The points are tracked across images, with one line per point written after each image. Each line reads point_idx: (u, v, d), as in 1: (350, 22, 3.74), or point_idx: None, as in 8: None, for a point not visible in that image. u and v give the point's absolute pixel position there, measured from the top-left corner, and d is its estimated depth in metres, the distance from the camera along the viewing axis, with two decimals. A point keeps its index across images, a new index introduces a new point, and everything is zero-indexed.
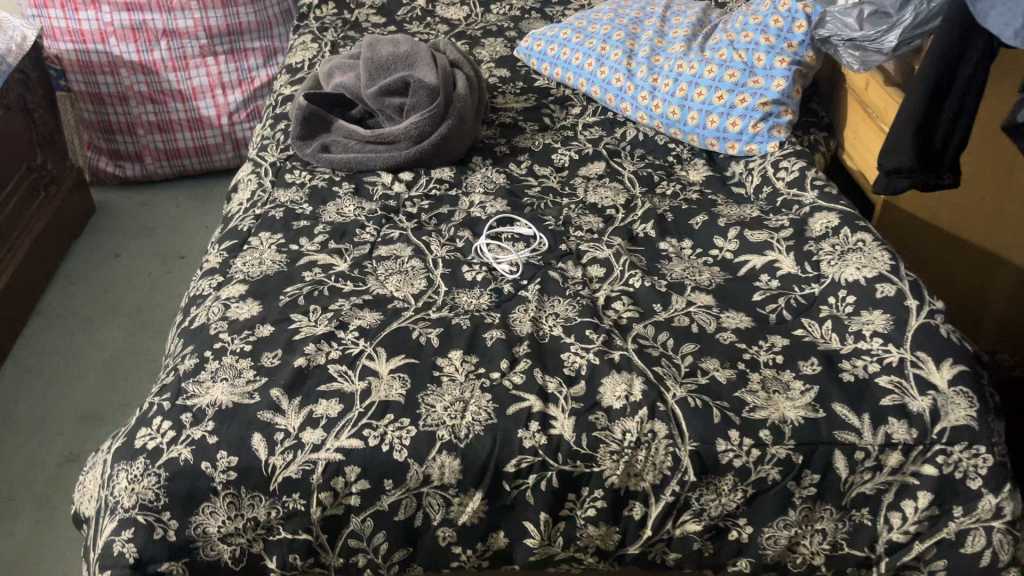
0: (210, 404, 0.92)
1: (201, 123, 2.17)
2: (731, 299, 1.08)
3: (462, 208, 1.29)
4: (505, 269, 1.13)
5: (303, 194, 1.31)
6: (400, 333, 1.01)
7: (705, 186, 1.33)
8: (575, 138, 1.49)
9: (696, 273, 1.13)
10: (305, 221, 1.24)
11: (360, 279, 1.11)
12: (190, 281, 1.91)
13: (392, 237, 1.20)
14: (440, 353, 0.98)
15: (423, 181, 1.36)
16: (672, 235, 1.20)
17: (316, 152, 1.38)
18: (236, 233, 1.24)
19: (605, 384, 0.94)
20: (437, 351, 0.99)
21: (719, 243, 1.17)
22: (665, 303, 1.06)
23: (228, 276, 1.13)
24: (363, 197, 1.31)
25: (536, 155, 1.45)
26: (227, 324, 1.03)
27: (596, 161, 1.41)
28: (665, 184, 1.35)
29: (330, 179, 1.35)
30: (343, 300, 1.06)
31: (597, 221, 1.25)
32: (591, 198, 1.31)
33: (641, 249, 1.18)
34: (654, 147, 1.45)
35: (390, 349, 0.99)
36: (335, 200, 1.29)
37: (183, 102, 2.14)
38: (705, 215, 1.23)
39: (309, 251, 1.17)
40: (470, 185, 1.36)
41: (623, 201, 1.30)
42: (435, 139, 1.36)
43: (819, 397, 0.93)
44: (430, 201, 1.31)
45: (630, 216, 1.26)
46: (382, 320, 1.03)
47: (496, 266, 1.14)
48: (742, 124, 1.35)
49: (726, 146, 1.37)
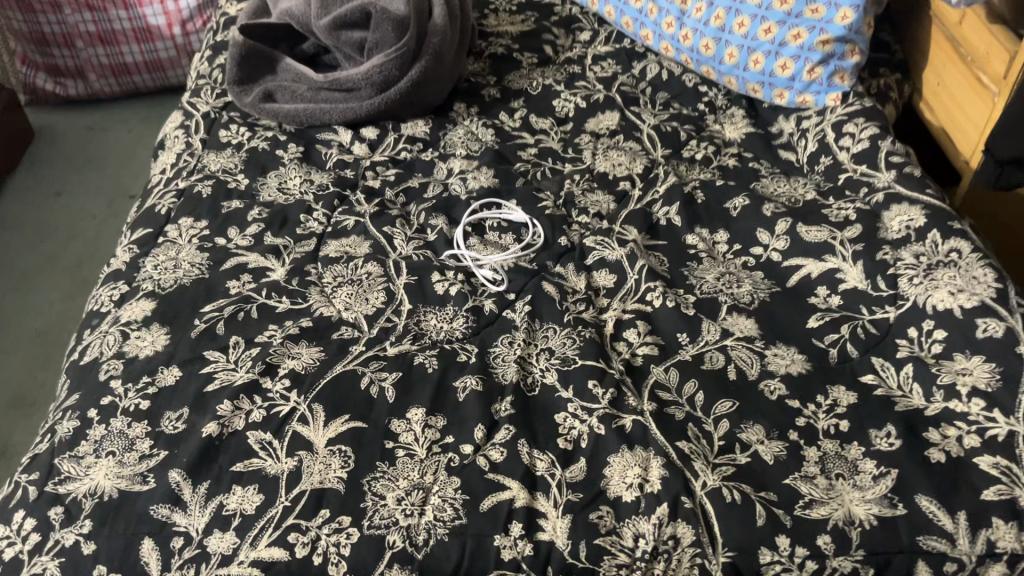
0: (89, 494, 0.70)
1: (150, 34, 1.88)
2: (778, 325, 0.83)
3: (438, 180, 1.03)
4: (485, 275, 0.89)
5: (239, 160, 1.05)
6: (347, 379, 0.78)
7: (744, 149, 1.06)
8: (583, 77, 1.20)
9: (732, 284, 0.87)
10: (238, 202, 0.98)
11: (301, 293, 0.87)
12: None
13: (346, 227, 0.95)
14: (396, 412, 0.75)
15: (392, 141, 1.09)
16: (703, 224, 0.94)
17: (257, 102, 1.11)
18: (152, 218, 0.98)
19: (613, 466, 0.70)
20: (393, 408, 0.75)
21: (763, 240, 0.91)
22: (692, 333, 0.82)
23: (134, 286, 0.89)
24: (314, 166, 1.04)
25: (533, 101, 1.16)
26: (123, 364, 0.79)
27: (608, 111, 1.13)
28: (692, 146, 1.07)
29: (274, 140, 1.08)
30: (274, 327, 0.82)
31: (606, 201, 0.99)
32: (600, 166, 1.05)
33: (663, 245, 0.92)
34: (680, 90, 1.16)
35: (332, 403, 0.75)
36: (278, 170, 1.03)
37: (126, 9, 1.83)
38: (746, 196, 0.96)
39: (240, 249, 0.92)
40: (450, 145, 1.09)
41: (641, 171, 1.03)
42: (405, 86, 1.08)
43: (898, 486, 0.69)
44: (398, 170, 1.04)
45: (649, 194, 1.00)
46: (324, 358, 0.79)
47: (474, 270, 0.90)
48: (795, 68, 1.06)
49: (772, 93, 1.09)
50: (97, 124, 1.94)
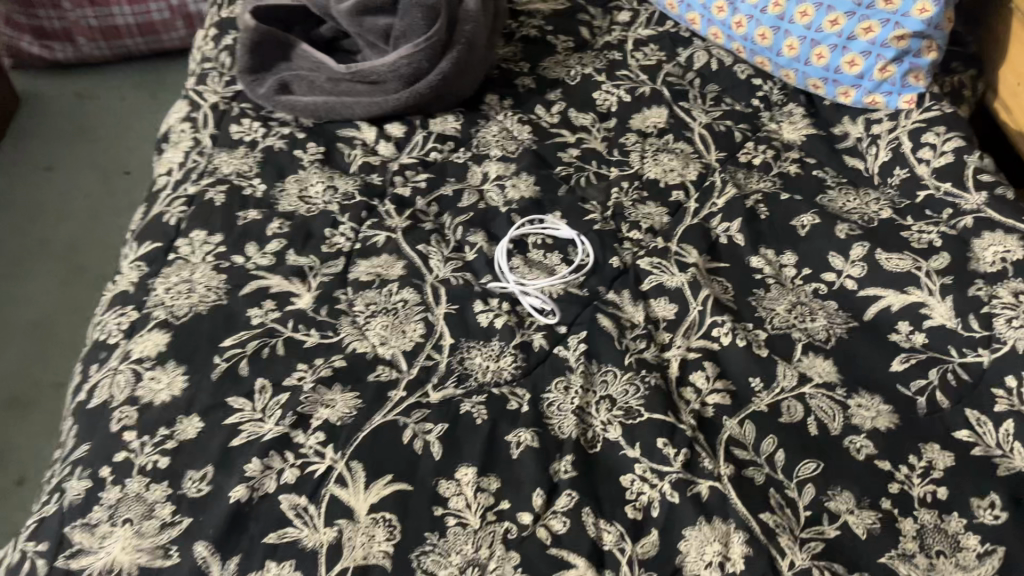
0: (104, 571, 0.62)
1: None
2: (858, 368, 0.75)
3: (473, 186, 0.94)
4: (533, 302, 0.80)
5: (254, 161, 0.96)
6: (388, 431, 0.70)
7: (806, 153, 0.97)
8: (624, 64, 1.10)
9: (805, 317, 0.80)
10: (255, 212, 0.89)
11: (331, 325, 0.78)
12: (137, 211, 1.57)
13: (376, 245, 0.86)
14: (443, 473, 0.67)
15: (421, 139, 0.99)
16: (768, 243, 0.86)
17: (271, 94, 1.01)
18: (161, 230, 0.89)
19: (690, 540, 0.63)
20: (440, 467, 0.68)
21: (836, 265, 0.83)
22: (766, 377, 0.74)
23: (144, 313, 0.80)
24: (337, 169, 0.95)
25: (571, 92, 1.07)
26: (137, 412, 0.71)
27: (655, 106, 1.03)
28: (749, 149, 0.98)
29: (292, 138, 0.98)
30: (303, 367, 0.74)
31: (659, 214, 0.91)
32: (650, 171, 0.96)
33: (725, 268, 0.84)
34: (731, 82, 1.07)
35: (371, 462, 0.68)
36: (297, 174, 0.94)
37: None
38: (815, 212, 0.87)
39: (261, 270, 0.83)
40: (484, 145, 1.00)
41: (695, 178, 0.94)
42: (435, 80, 0.98)
43: (1007, 567, 0.62)
44: (429, 175, 0.95)
45: (706, 206, 0.91)
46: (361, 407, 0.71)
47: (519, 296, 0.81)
48: (865, 65, 0.96)
49: (836, 90, 1.00)
50: (87, 92, 1.83)
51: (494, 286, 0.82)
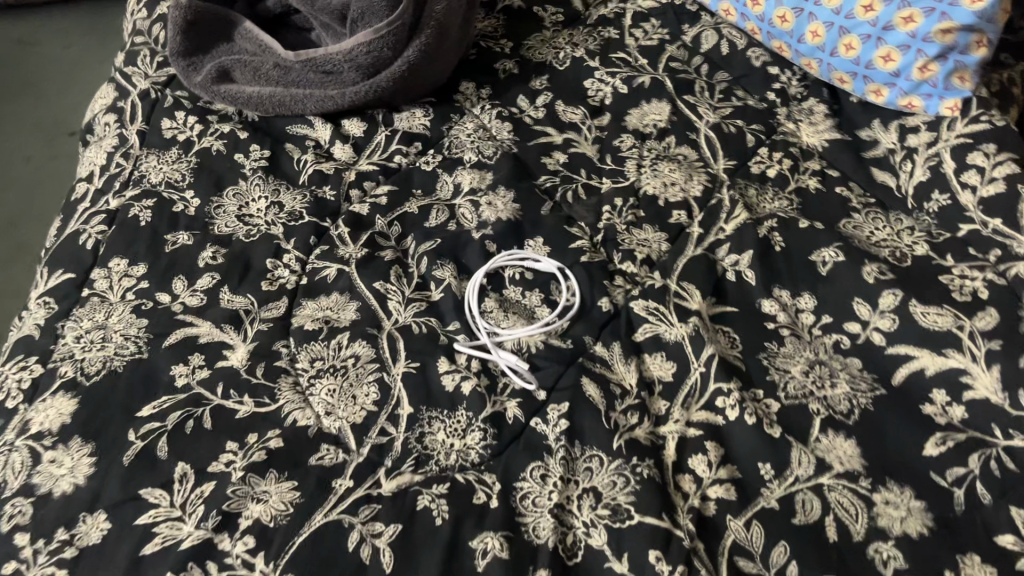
0: None
1: None
2: (885, 450, 0.64)
3: (442, 200, 0.81)
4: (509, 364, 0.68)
5: (188, 167, 0.82)
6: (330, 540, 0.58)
7: (828, 164, 0.84)
8: (622, 45, 0.96)
9: (824, 382, 0.68)
10: (186, 235, 0.77)
11: (269, 389, 0.67)
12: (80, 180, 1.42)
13: (325, 281, 0.74)
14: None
15: (383, 140, 0.86)
16: (783, 284, 0.74)
17: (209, 83, 0.86)
18: (76, 256, 0.76)
19: None
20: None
21: (861, 315, 0.71)
22: (777, 464, 0.63)
23: (50, 368, 0.68)
24: (284, 179, 0.81)
25: (560, 79, 0.92)
26: (32, 506, 0.60)
27: (655, 100, 0.90)
28: (762, 156, 0.85)
29: (233, 138, 0.85)
30: (232, 448, 0.63)
31: (657, 241, 0.78)
32: (647, 184, 0.83)
33: (733, 315, 0.72)
34: (744, 71, 0.93)
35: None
36: (237, 186, 0.80)
37: None
38: (839, 245, 0.75)
39: (188, 314, 0.71)
40: (456, 146, 0.86)
41: (699, 195, 0.82)
42: (399, 70, 0.84)
43: None
44: (391, 187, 0.82)
45: (711, 233, 0.78)
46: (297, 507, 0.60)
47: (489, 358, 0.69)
48: (902, 61, 0.82)
49: (865, 87, 0.86)
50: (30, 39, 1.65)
51: (463, 340, 0.70)
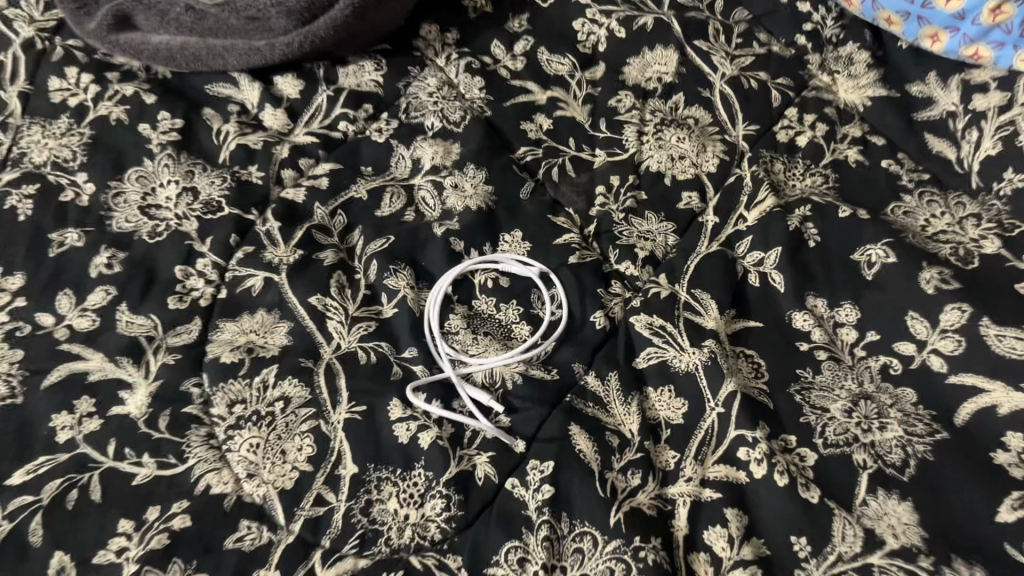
0: None
1: None
2: (950, 515, 0.50)
3: (397, 181, 0.66)
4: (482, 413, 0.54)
5: (80, 141, 0.66)
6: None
7: (871, 128, 0.69)
8: None
9: (871, 425, 0.55)
10: (76, 234, 0.61)
11: (175, 446, 0.53)
12: None
13: (249, 295, 0.59)
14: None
15: (325, 102, 0.70)
16: (818, 290, 0.60)
17: (105, 32, 0.69)
18: None
19: None
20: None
21: (917, 333, 0.57)
22: (815, 538, 0.50)
23: None
24: (201, 157, 0.66)
25: (543, 20, 0.76)
26: None
27: (660, 46, 0.73)
28: (791, 119, 0.69)
29: (137, 102, 0.68)
30: (125, 530, 0.49)
31: (663, 233, 0.64)
32: (649, 158, 0.67)
33: (757, 332, 0.59)
34: (768, 7, 0.76)
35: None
36: (142, 167, 0.65)
37: None
38: (889, 241, 0.60)
39: (75, 343, 0.56)
40: (416, 109, 0.70)
41: (714, 172, 0.67)
42: (342, 16, 0.67)
43: None
44: (334, 165, 0.66)
45: (729, 224, 0.64)
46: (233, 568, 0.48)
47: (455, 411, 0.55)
48: (969, 0, 0.66)
49: (919, 30, 0.70)
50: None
51: (421, 372, 0.57)
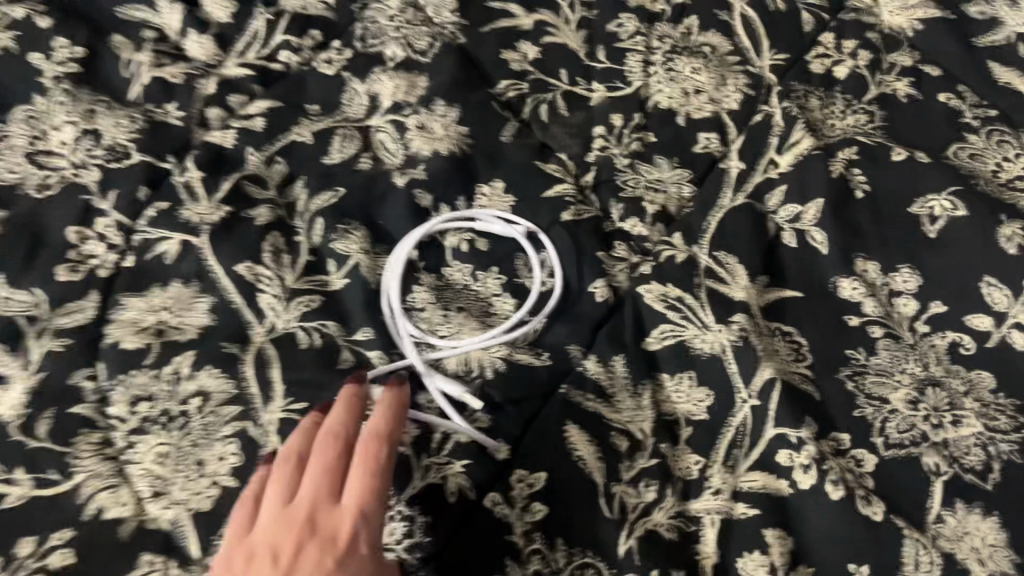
0: None
1: None
2: None
3: (351, 121, 0.54)
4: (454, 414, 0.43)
5: None
6: (276, 471, 0.37)
7: (923, 57, 0.57)
8: None
9: (942, 419, 0.44)
10: None
11: (56, 458, 0.41)
12: None
13: (161, 263, 0.47)
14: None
15: (262, 27, 0.57)
16: (869, 252, 0.49)
17: None
18: None
19: None
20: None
21: (994, 304, 0.46)
22: (881, 566, 0.39)
23: None
24: (106, 93, 0.53)
25: None
26: None
27: None
28: (827, 46, 0.58)
29: (27, 26, 0.55)
30: None
31: (676, 184, 0.52)
32: (658, 93, 0.55)
33: (795, 303, 0.47)
34: None
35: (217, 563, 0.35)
36: (30, 105, 0.52)
37: None
38: (955, 190, 0.49)
39: None
40: (374, 36, 0.58)
41: (737, 109, 0.55)
42: None
43: None
44: (272, 102, 0.54)
45: (758, 169, 0.52)
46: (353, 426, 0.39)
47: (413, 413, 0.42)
48: None
49: None
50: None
51: (379, 360, 0.45)
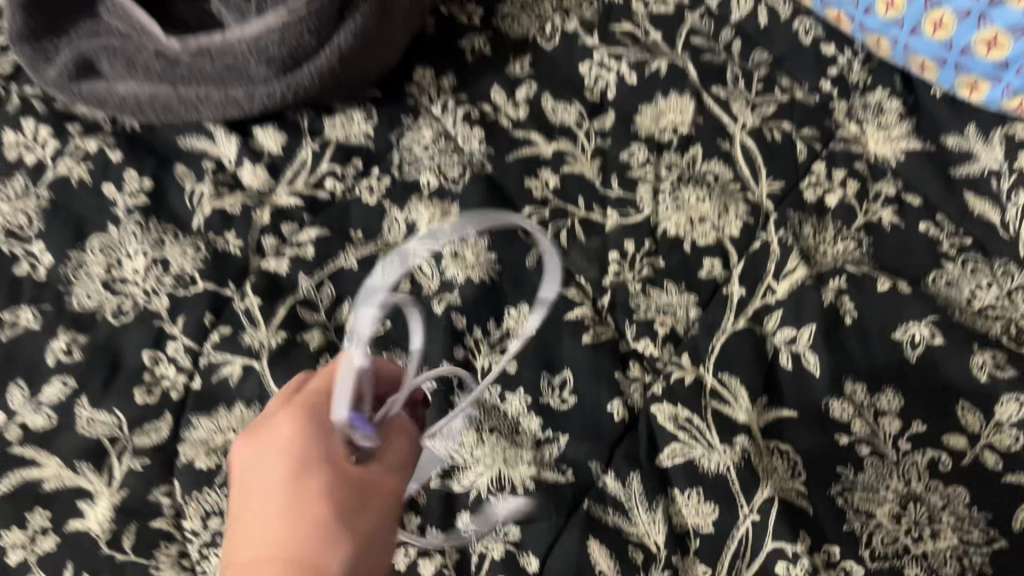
0: None
1: None
2: None
3: (390, 245, 0.60)
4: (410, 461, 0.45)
5: (39, 204, 0.59)
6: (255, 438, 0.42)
7: (905, 186, 0.63)
8: (626, 11, 0.72)
9: (922, 532, 0.49)
10: (32, 313, 0.55)
11: (141, 569, 0.47)
12: None
13: (226, 385, 0.53)
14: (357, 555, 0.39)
15: (309, 157, 0.63)
16: (857, 374, 0.54)
17: (67, 81, 0.63)
18: None
19: None
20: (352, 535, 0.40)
21: (969, 427, 0.52)
22: None
23: None
24: (172, 222, 0.59)
25: (546, 63, 0.70)
26: None
27: (674, 93, 0.67)
28: (818, 175, 0.64)
29: (101, 160, 0.62)
30: None
31: (684, 306, 0.58)
32: (666, 221, 0.62)
33: (791, 422, 0.53)
34: (791, 50, 0.70)
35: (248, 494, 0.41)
36: (105, 234, 0.58)
37: None
38: (934, 319, 0.55)
39: (30, 445, 0.50)
40: (410, 164, 0.64)
41: (737, 236, 0.61)
42: (329, 64, 0.61)
43: None
44: (320, 229, 0.60)
45: (756, 295, 0.58)
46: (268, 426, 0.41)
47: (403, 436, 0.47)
48: (1013, 48, 0.61)
49: (956, 79, 0.64)
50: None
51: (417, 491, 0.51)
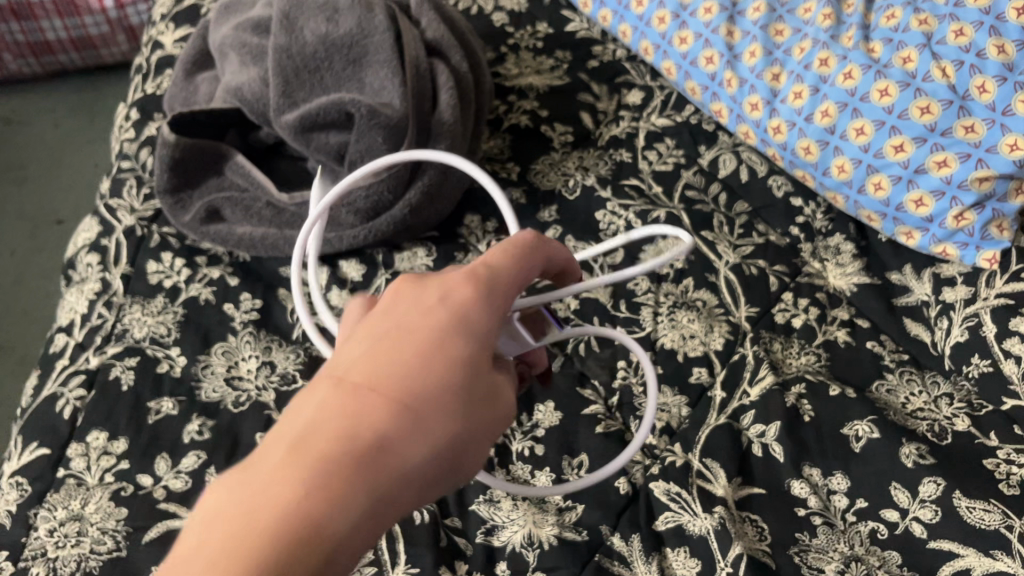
0: None
1: (84, 27, 1.37)
2: None
3: None
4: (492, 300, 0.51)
5: (175, 318, 0.77)
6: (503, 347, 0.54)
7: (857, 311, 0.79)
8: (634, 169, 0.91)
9: None
10: (171, 401, 0.71)
11: None
12: (61, 254, 1.31)
13: None
14: (365, 350, 0.39)
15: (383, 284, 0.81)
16: (814, 459, 0.69)
17: (199, 224, 0.82)
18: (53, 427, 0.70)
19: None
20: (410, 365, 0.38)
21: (900, 502, 0.66)
22: None
23: (20, 567, 0.63)
24: (276, 333, 0.76)
25: (569, 210, 0.87)
26: None
27: (672, 235, 0.84)
28: (787, 302, 0.80)
29: (222, 285, 0.79)
30: None
31: (676, 405, 0.73)
32: (664, 336, 0.78)
33: (760, 496, 0.67)
34: (766, 201, 0.88)
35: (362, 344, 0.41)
36: (225, 342, 0.75)
37: (58, 16, 1.35)
38: (873, 418, 0.70)
39: (172, 502, 0.66)
40: None
41: (720, 349, 0.76)
42: (400, 215, 0.79)
43: None
44: None
45: (735, 397, 0.73)
46: (430, 303, 0.41)
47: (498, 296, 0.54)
48: (935, 207, 0.78)
49: (896, 227, 0.82)
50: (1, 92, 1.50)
51: (466, 545, 0.65)
